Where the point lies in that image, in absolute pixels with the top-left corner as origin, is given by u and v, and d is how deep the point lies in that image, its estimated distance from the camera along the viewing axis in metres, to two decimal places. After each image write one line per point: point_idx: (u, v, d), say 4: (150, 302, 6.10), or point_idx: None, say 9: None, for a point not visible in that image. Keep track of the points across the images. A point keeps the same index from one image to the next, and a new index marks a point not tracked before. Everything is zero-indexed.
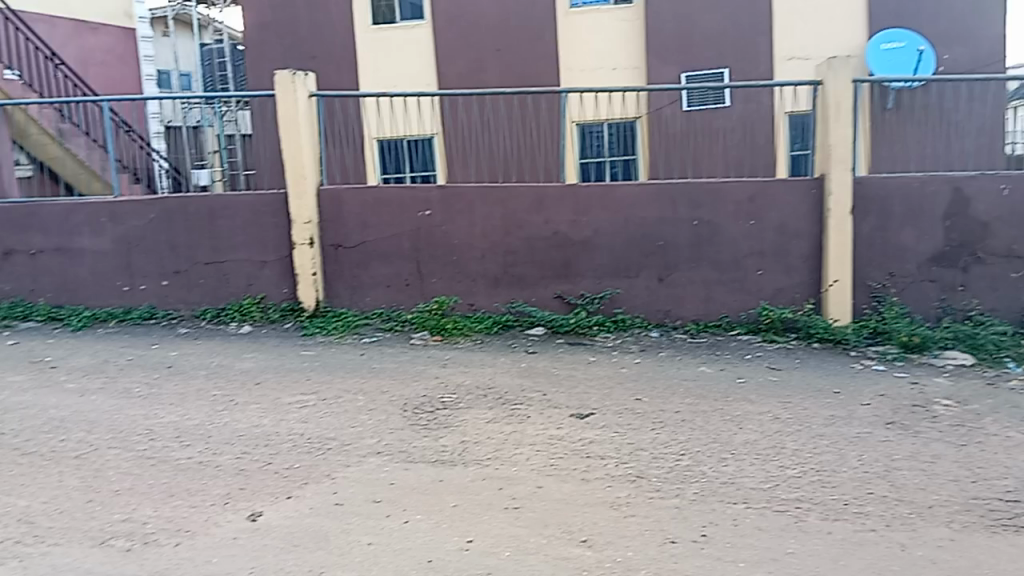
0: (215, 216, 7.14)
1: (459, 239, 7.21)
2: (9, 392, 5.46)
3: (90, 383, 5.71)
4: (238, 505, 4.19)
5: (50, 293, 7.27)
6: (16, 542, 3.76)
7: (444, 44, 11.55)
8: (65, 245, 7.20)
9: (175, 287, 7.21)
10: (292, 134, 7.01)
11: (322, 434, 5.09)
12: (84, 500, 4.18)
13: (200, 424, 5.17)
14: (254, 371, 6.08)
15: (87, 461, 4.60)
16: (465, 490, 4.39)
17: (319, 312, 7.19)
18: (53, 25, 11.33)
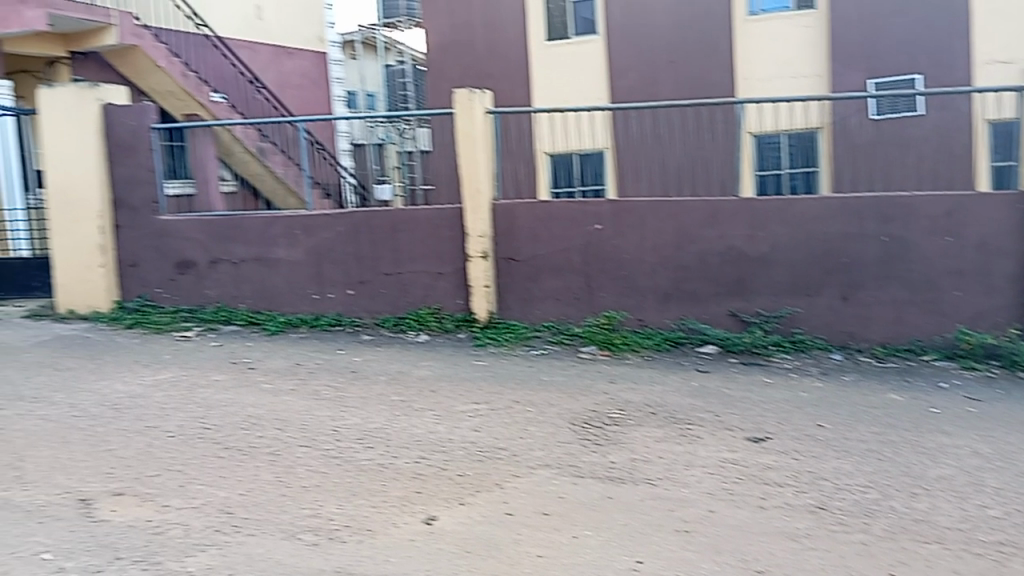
0: (396, 229, 7.47)
1: (631, 254, 7.15)
2: (213, 390, 5.96)
3: (283, 384, 6.13)
4: (415, 507, 4.34)
5: (250, 299, 7.73)
6: (216, 530, 4.09)
7: (618, 58, 11.56)
8: (264, 255, 7.67)
9: (360, 296, 7.58)
10: (469, 150, 7.25)
11: (494, 444, 5.19)
12: (278, 494, 4.48)
13: (381, 427, 5.41)
14: (430, 379, 6.30)
15: (281, 458, 4.93)
16: (635, 509, 4.32)
17: (491, 323, 7.36)
18: (256, 51, 12.33)
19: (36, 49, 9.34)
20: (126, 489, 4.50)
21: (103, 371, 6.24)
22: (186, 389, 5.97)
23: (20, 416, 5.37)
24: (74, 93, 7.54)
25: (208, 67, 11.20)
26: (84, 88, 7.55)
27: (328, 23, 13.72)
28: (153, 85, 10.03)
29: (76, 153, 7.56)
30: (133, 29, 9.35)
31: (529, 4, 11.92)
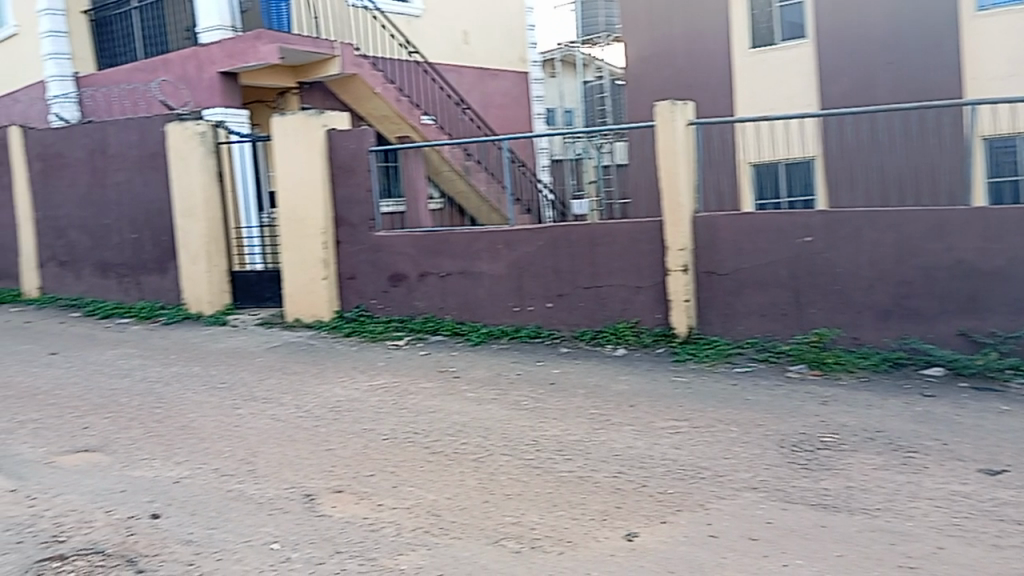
0: (595, 243, 7.50)
1: (844, 268, 6.72)
2: (421, 397, 6.25)
3: (486, 393, 6.31)
4: (615, 523, 4.31)
5: (455, 311, 8.02)
6: (425, 531, 4.27)
7: (828, 63, 10.99)
8: (468, 268, 7.93)
9: (559, 309, 7.66)
10: (670, 163, 7.15)
11: (695, 463, 5.05)
12: (482, 500, 4.62)
13: (580, 439, 5.43)
14: (629, 394, 6.24)
15: (484, 464, 5.08)
16: (851, 540, 4.04)
17: (691, 338, 7.20)
18: (462, 74, 12.91)
19: (270, 81, 10.33)
20: (345, 487, 4.83)
21: (324, 376, 6.73)
22: (397, 396, 6.30)
23: (254, 415, 5.91)
24: (302, 120, 8.15)
25: (419, 91, 11.86)
26: (311, 115, 8.15)
27: (531, 44, 14.10)
28: (370, 110, 10.73)
29: (303, 175, 8.16)
30: (353, 59, 10.06)
31: (732, 13, 11.61)
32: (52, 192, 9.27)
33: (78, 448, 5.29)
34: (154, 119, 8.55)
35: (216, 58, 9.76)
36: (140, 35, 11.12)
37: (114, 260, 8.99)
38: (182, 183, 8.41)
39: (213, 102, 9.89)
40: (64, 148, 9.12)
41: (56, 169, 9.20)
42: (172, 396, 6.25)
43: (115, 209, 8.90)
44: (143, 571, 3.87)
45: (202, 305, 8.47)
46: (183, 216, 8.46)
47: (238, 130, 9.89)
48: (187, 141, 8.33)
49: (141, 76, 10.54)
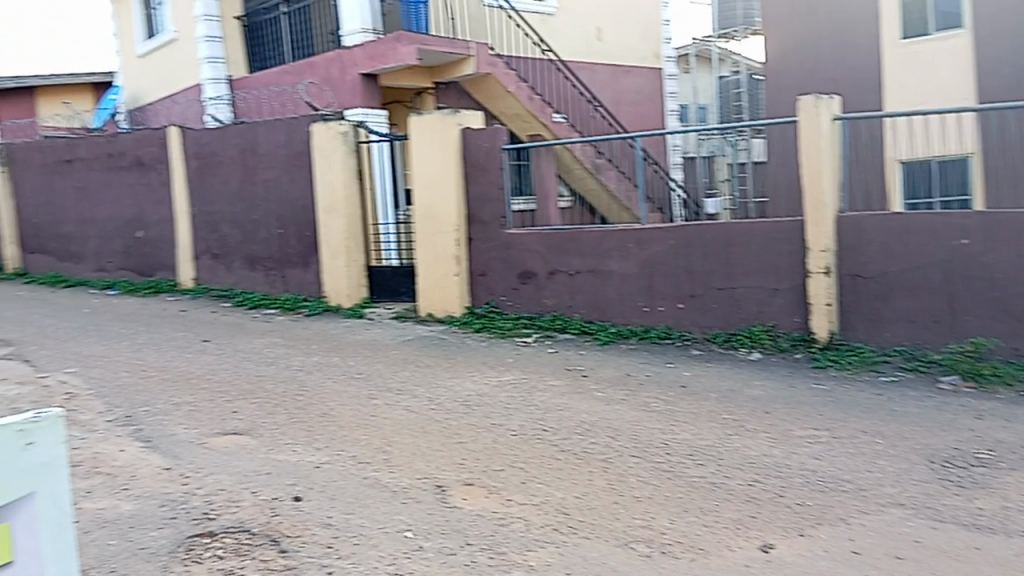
0: (730, 243, 7.28)
1: (1005, 273, 6.24)
2: (550, 394, 6.26)
3: (615, 393, 6.26)
4: (750, 532, 4.17)
5: (584, 309, 7.98)
6: (554, 529, 4.28)
7: (989, 53, 10.24)
8: (598, 267, 7.87)
9: (690, 310, 7.49)
10: (813, 160, 6.85)
11: (836, 474, 4.82)
12: (611, 501, 4.58)
13: (712, 444, 5.30)
14: (764, 400, 6.03)
15: (614, 465, 5.04)
16: (1011, 566, 3.74)
17: (831, 344, 6.89)
18: (595, 71, 12.85)
19: (408, 82, 10.62)
20: (475, 480, 4.90)
21: (455, 370, 6.87)
22: (526, 392, 6.34)
23: (389, 405, 6.10)
24: (437, 120, 8.30)
25: (551, 89, 11.90)
26: (446, 115, 8.28)
27: (665, 39, 13.88)
28: (503, 109, 10.86)
29: (438, 173, 8.32)
30: (487, 58, 10.19)
31: (882, 2, 11.01)
32: (207, 189, 9.88)
33: (227, 431, 5.62)
34: (300, 119, 8.95)
35: (358, 60, 10.12)
36: (287, 40, 11.65)
37: (261, 254, 9.49)
38: (325, 180, 8.78)
39: (354, 103, 10.27)
40: (218, 147, 9.69)
41: (211, 167, 9.80)
42: (312, 384, 6.54)
43: (264, 205, 9.39)
44: (286, 551, 4.06)
45: (341, 298, 8.82)
46: (325, 212, 8.83)
47: (377, 130, 10.23)
48: (330, 141, 8.67)
49: (288, 78, 11.06)
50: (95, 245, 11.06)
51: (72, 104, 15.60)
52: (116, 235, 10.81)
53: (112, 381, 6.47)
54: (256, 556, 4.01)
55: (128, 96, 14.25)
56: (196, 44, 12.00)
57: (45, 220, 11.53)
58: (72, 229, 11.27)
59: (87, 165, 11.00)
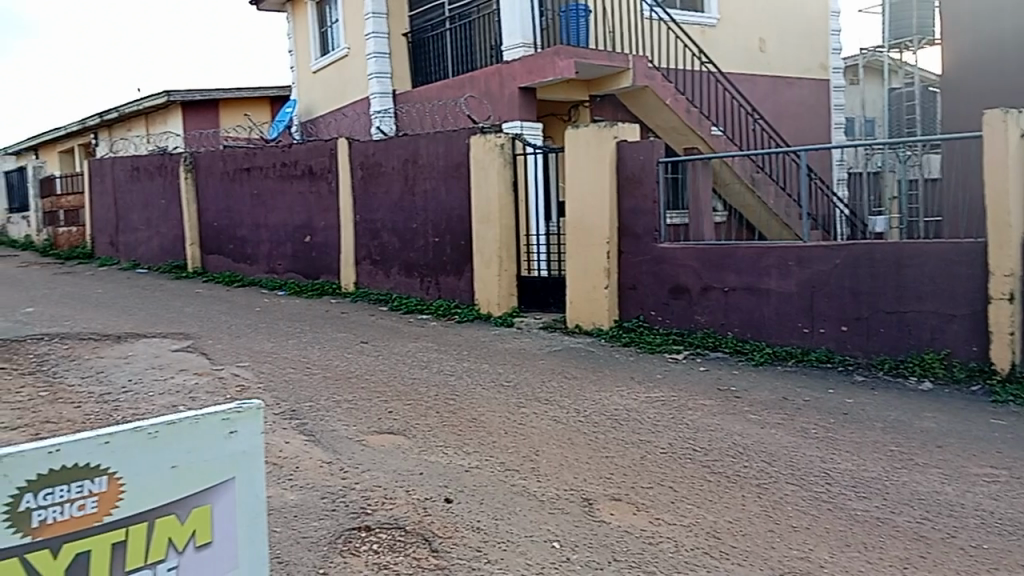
0: (901, 265, 6.87)
1: None
2: (701, 414, 6.13)
3: (770, 417, 6.04)
4: (919, 573, 3.91)
5: (738, 328, 7.75)
6: (705, 552, 4.17)
7: None
8: (756, 285, 7.62)
9: (854, 333, 7.13)
10: (997, 179, 6.38)
11: (1017, 518, 4.43)
12: (765, 528, 4.41)
13: (876, 477, 5.00)
14: (935, 433, 5.64)
15: (769, 491, 4.86)
16: None
17: (1014, 377, 6.37)
18: (755, 83, 12.51)
19: (564, 95, 10.77)
20: (623, 496, 4.85)
21: (603, 383, 6.84)
22: (676, 410, 6.23)
23: (537, 415, 6.16)
24: (594, 133, 8.30)
25: (709, 102, 11.71)
26: (603, 128, 8.26)
27: (833, 50, 13.37)
28: (659, 123, 10.82)
29: (592, 186, 8.33)
30: (645, 71, 10.12)
31: None
32: (370, 197, 10.36)
33: (384, 430, 5.85)
34: (460, 132, 9.21)
35: (517, 74, 10.32)
36: (450, 55, 12.06)
37: (417, 261, 9.84)
38: (481, 191, 9.00)
39: (512, 116, 10.49)
40: (382, 158, 10.14)
41: (374, 177, 10.26)
42: (464, 389, 6.70)
43: (422, 214, 9.74)
44: (437, 551, 4.17)
45: (492, 306, 9.01)
46: (480, 223, 9.06)
47: (533, 142, 10.39)
48: (487, 153, 8.87)
49: (449, 92, 11.44)
50: (266, 248, 11.85)
51: (251, 116, 16.81)
52: (286, 239, 11.53)
53: (279, 376, 6.89)
54: (410, 553, 4.14)
55: (302, 109, 15.19)
56: (365, 60, 12.64)
57: (224, 224, 12.45)
58: (247, 233, 12.12)
59: (263, 173, 11.80)
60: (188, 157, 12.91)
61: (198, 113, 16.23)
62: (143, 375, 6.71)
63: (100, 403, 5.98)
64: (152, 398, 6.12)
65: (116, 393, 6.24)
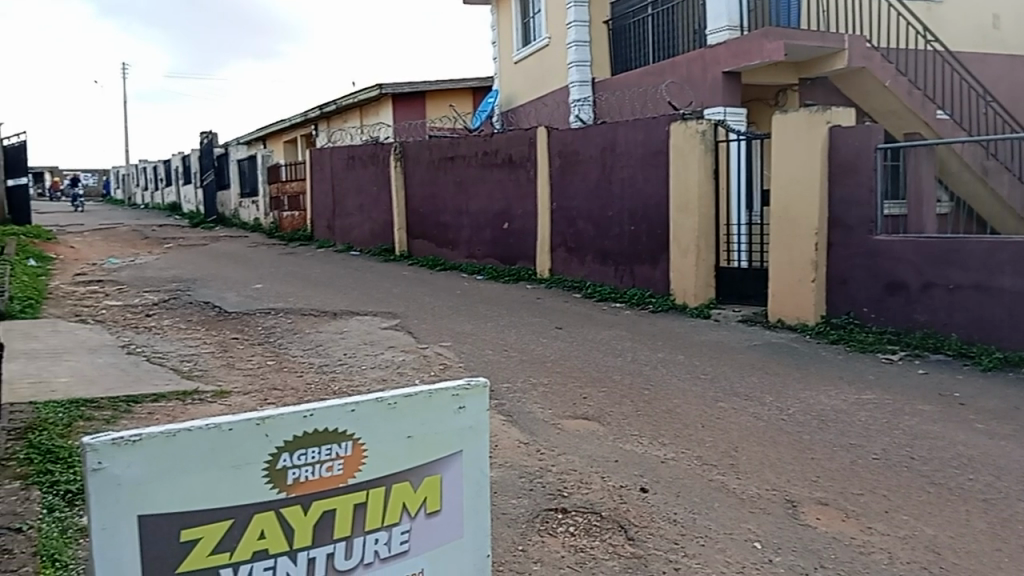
0: None
1: None
2: (919, 420, 5.69)
3: (1000, 428, 5.50)
4: None
5: (963, 329, 7.11)
6: (922, 567, 3.87)
7: None
8: (986, 283, 6.93)
9: None
10: None
11: None
12: (993, 547, 4.03)
13: None
14: None
15: (997, 508, 4.43)
16: None
17: None
18: (989, 62, 11.38)
19: (771, 78, 10.34)
20: (830, 501, 4.61)
21: (807, 382, 6.52)
22: (891, 414, 5.82)
23: (737, 409, 5.98)
24: (804, 118, 7.88)
25: (933, 83, 10.82)
26: (815, 112, 7.82)
27: None
28: (875, 106, 10.19)
29: (800, 174, 7.94)
30: (863, 51, 9.50)
31: None
32: (567, 185, 10.47)
33: (579, 415, 5.91)
34: (660, 119, 9.07)
35: (721, 58, 10.01)
36: (651, 40, 11.92)
37: (613, 249, 9.83)
38: (680, 179, 8.83)
39: (714, 101, 10.19)
40: (580, 146, 10.21)
41: (572, 165, 10.35)
42: (659, 379, 6.63)
43: (619, 202, 9.72)
44: (633, 539, 4.16)
45: (688, 296, 8.83)
46: (678, 211, 8.90)
47: (736, 127, 10.06)
48: (688, 140, 8.67)
49: (650, 79, 11.30)
50: (467, 234, 12.30)
51: (456, 107, 17.50)
52: (485, 225, 11.92)
53: (479, 356, 7.15)
54: (606, 539, 4.16)
55: (503, 99, 15.59)
56: (566, 48, 12.77)
57: (428, 211, 13.07)
58: (449, 219, 12.65)
59: (465, 162, 12.26)
60: (397, 146, 13.67)
61: (406, 104, 17.09)
62: (355, 350, 7.20)
63: (319, 374, 6.48)
64: (364, 371, 6.55)
65: (333, 365, 6.74)
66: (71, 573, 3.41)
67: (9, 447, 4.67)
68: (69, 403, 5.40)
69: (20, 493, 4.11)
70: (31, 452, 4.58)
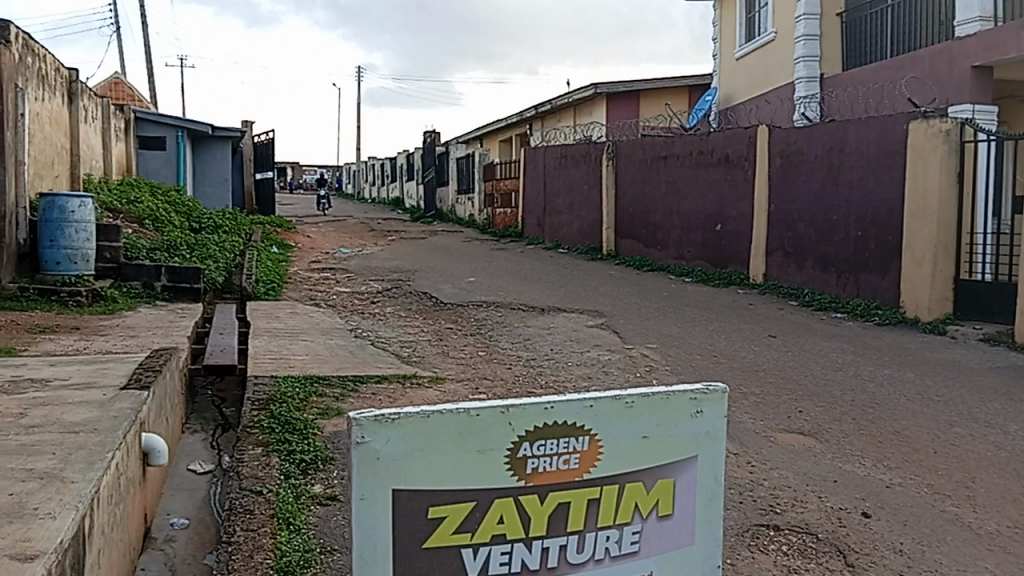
0: None
1: None
2: None
3: None
4: None
5: None
6: None
7: None
8: None
9: None
10: None
11: None
12: None
13: None
14: None
15: None
16: None
17: None
18: None
19: None
20: None
21: None
22: None
23: (975, 437, 5.42)
24: None
25: None
26: None
27: None
28: None
29: None
30: None
31: None
32: (788, 186, 10.02)
33: (794, 429, 5.62)
34: (896, 117, 8.44)
35: (972, 52, 9.15)
36: (889, 32, 11.15)
37: (836, 256, 9.28)
38: (919, 182, 8.17)
39: (962, 98, 9.36)
40: (805, 146, 9.72)
41: (794, 166, 9.90)
42: (884, 398, 6.17)
43: (846, 206, 9.16)
44: (854, 567, 3.88)
45: (920, 310, 8.15)
46: (913, 217, 8.25)
47: (986, 126, 9.14)
48: (928, 140, 8.01)
49: (887, 74, 10.54)
50: (677, 235, 12.11)
51: (672, 105, 17.26)
52: (697, 227, 11.67)
53: (686, 361, 7.00)
54: (822, 562, 3.92)
55: (721, 97, 15.19)
56: (794, 43, 12.27)
57: (638, 210, 13.01)
58: (660, 219, 12.51)
59: (680, 162, 12.08)
60: (610, 145, 13.70)
61: (621, 103, 17.08)
62: (562, 346, 7.30)
63: (527, 367, 6.63)
64: (571, 368, 6.62)
65: (541, 360, 6.88)
66: (303, 536, 3.71)
67: (254, 415, 5.18)
68: (305, 380, 5.90)
69: (263, 458, 4.53)
70: (272, 422, 5.04)
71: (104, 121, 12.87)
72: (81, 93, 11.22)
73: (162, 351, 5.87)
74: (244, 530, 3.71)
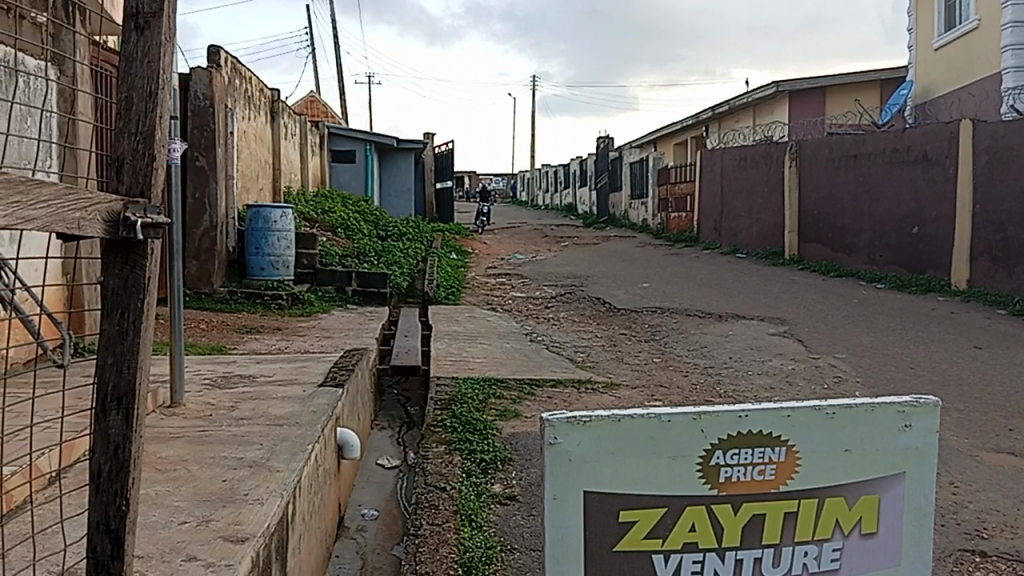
0: None
1: None
2: None
3: None
4: None
5: None
6: None
7: None
8: None
9: None
10: None
11: None
12: None
13: None
14: None
15: None
16: None
17: None
18: None
19: None
20: None
21: None
22: None
23: None
24: None
25: None
26: None
27: None
28: None
29: None
30: None
31: None
32: (995, 185, 9.19)
33: (1003, 449, 5.13)
34: None
35: None
36: None
37: None
38: None
39: None
40: (1015, 141, 8.89)
41: (1003, 162, 9.07)
42: None
43: None
44: None
45: None
46: None
47: None
48: None
49: None
50: (868, 238, 11.44)
51: (862, 102, 16.32)
52: (891, 229, 10.95)
53: (878, 372, 6.58)
54: None
55: (916, 91, 14.17)
56: (1000, 31, 11.30)
57: (823, 213, 12.40)
58: (848, 222, 11.84)
59: (871, 161, 11.39)
60: (793, 146, 13.13)
61: (804, 101, 16.34)
62: (742, 354, 7.07)
63: (705, 375, 6.48)
64: (752, 376, 6.40)
65: (719, 368, 6.70)
66: (484, 533, 3.82)
67: (438, 415, 5.39)
68: (485, 382, 6.08)
69: (446, 456, 4.71)
70: (453, 421, 5.23)
71: (302, 137, 13.89)
72: (282, 112, 12.17)
73: (354, 352, 6.25)
74: (430, 523, 3.88)
